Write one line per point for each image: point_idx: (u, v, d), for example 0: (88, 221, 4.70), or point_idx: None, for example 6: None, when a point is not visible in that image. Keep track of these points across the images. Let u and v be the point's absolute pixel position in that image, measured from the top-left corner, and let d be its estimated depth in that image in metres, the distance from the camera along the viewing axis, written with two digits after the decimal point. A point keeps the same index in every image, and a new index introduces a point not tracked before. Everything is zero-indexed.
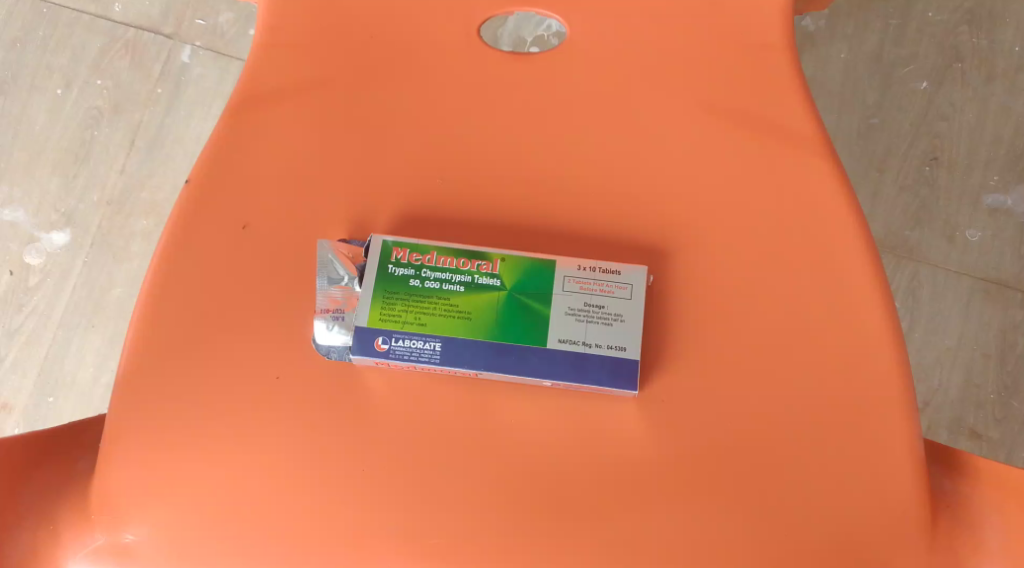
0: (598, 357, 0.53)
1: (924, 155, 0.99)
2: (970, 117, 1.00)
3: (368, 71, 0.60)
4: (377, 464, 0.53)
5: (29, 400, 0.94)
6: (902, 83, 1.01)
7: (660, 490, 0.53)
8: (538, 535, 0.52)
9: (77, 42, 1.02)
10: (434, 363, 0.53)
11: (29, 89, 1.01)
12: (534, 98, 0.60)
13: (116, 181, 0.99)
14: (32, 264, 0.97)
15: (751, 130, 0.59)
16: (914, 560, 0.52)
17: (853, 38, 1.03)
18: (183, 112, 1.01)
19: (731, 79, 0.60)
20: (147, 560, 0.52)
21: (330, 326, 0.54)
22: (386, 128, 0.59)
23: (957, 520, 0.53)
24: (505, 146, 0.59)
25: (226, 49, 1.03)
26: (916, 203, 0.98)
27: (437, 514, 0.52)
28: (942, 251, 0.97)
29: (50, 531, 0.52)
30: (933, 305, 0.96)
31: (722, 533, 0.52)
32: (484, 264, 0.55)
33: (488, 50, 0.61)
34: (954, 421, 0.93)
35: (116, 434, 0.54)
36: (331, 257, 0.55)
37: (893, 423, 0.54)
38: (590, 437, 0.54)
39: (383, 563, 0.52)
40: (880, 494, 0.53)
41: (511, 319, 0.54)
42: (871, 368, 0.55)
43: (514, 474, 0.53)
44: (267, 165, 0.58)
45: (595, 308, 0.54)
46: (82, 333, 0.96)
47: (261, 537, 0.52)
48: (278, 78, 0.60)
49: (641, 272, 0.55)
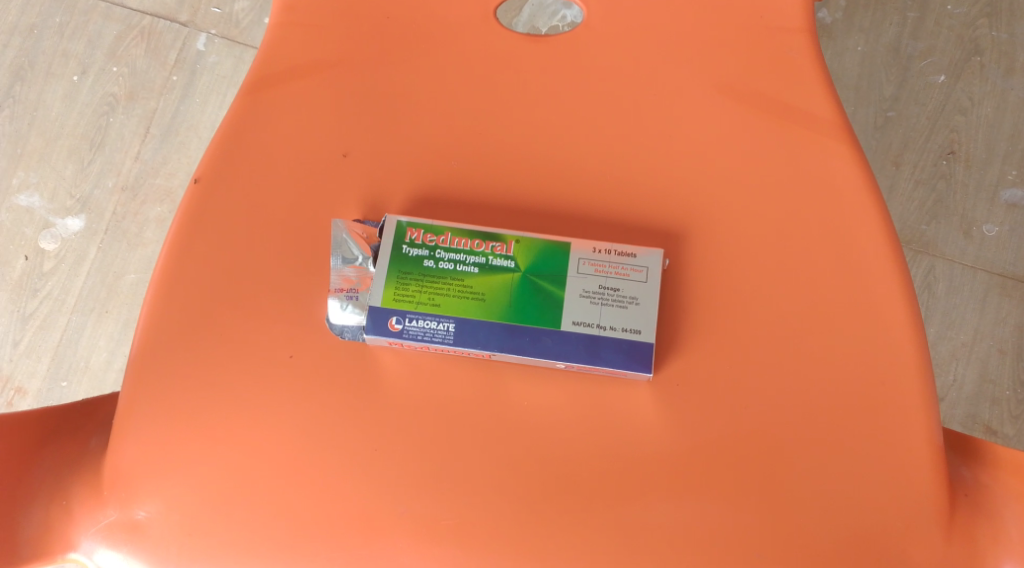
0: (613, 339, 0.53)
1: (942, 149, 0.98)
2: (989, 111, 0.99)
3: (383, 52, 0.60)
4: (389, 445, 0.53)
5: (43, 384, 0.94)
6: (920, 76, 1.00)
7: (675, 475, 0.52)
8: (549, 518, 0.52)
9: (93, 30, 1.02)
10: (447, 344, 0.53)
11: (45, 75, 1.01)
12: (549, 80, 0.60)
13: (131, 167, 1.00)
14: (47, 249, 0.97)
15: (769, 115, 0.58)
16: (932, 548, 0.51)
17: (871, 31, 1.02)
18: (197, 100, 1.02)
19: (749, 63, 0.60)
20: (160, 537, 0.52)
21: (344, 306, 0.54)
22: (401, 110, 0.59)
23: (974, 509, 0.52)
24: (520, 128, 0.59)
25: (240, 37, 1.03)
26: (933, 197, 0.97)
27: (449, 496, 0.52)
28: (959, 246, 0.96)
29: (64, 506, 0.52)
30: (950, 299, 0.95)
31: (737, 518, 0.52)
32: (498, 245, 0.54)
33: (504, 32, 0.61)
34: (969, 417, 0.92)
35: (129, 412, 0.54)
36: (345, 237, 0.55)
37: (910, 410, 0.53)
38: (604, 421, 0.53)
39: (395, 544, 0.51)
40: (897, 482, 0.52)
41: (525, 301, 0.53)
42: (888, 354, 0.54)
43: (527, 457, 0.53)
44: (281, 145, 0.58)
45: (610, 291, 0.54)
46: (95, 319, 0.96)
47: (273, 517, 0.52)
48: (293, 59, 0.60)
49: (657, 255, 0.55)
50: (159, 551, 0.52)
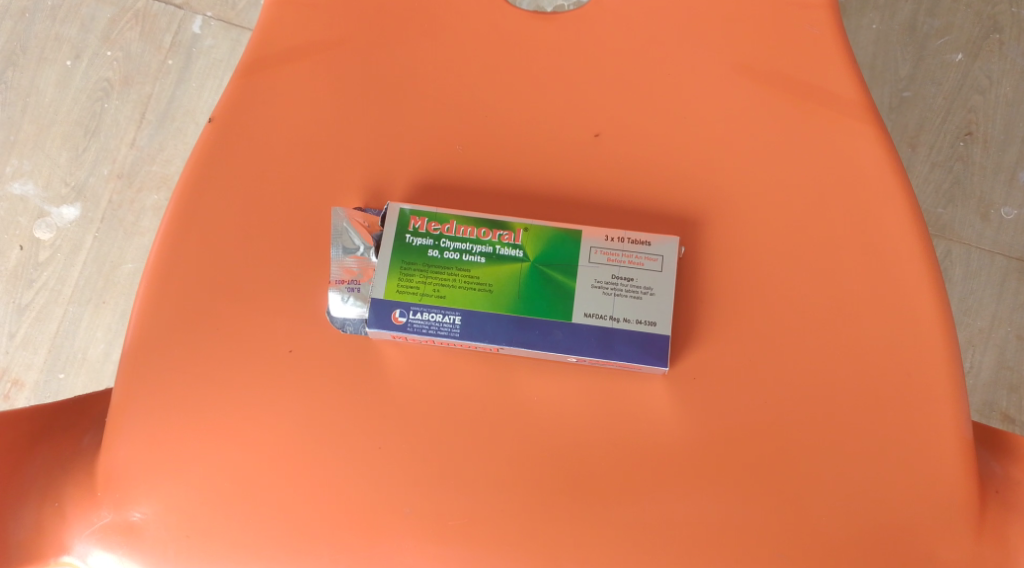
0: (627, 332, 0.51)
1: (958, 130, 0.95)
2: (1008, 90, 0.95)
3: (385, 31, 0.57)
4: (393, 443, 0.51)
5: (40, 376, 0.92)
6: (937, 55, 0.97)
7: (691, 472, 0.50)
8: (560, 518, 0.50)
9: (86, 12, 0.99)
10: (453, 337, 0.51)
11: (38, 60, 0.98)
12: (558, 60, 0.57)
13: (126, 154, 0.97)
14: (42, 239, 0.95)
15: (789, 96, 0.56)
16: (960, 549, 0.49)
17: (885, 8, 0.98)
18: (194, 84, 0.99)
19: (768, 40, 0.57)
20: (156, 539, 0.50)
21: (346, 298, 0.51)
22: (404, 92, 0.56)
23: (1003, 507, 0.50)
24: (529, 111, 0.56)
25: (237, 20, 1.01)
26: (949, 180, 0.94)
27: (456, 496, 0.50)
28: (976, 230, 0.93)
29: (56, 509, 0.50)
30: (967, 285, 0.92)
31: (755, 517, 0.50)
32: (505, 234, 0.52)
33: (511, 10, 0.58)
34: (986, 405, 0.90)
35: (123, 409, 0.52)
36: (345, 226, 0.53)
37: (940, 404, 0.51)
38: (619, 417, 0.51)
39: (400, 547, 0.50)
40: (924, 479, 0.50)
41: (535, 292, 0.51)
42: (914, 345, 0.52)
43: (538, 454, 0.51)
44: (280, 130, 0.56)
45: (624, 281, 0.51)
46: (92, 309, 0.94)
47: (273, 519, 0.50)
48: (290, 39, 0.57)
49: (672, 243, 0.52)
50: (156, 554, 0.50)
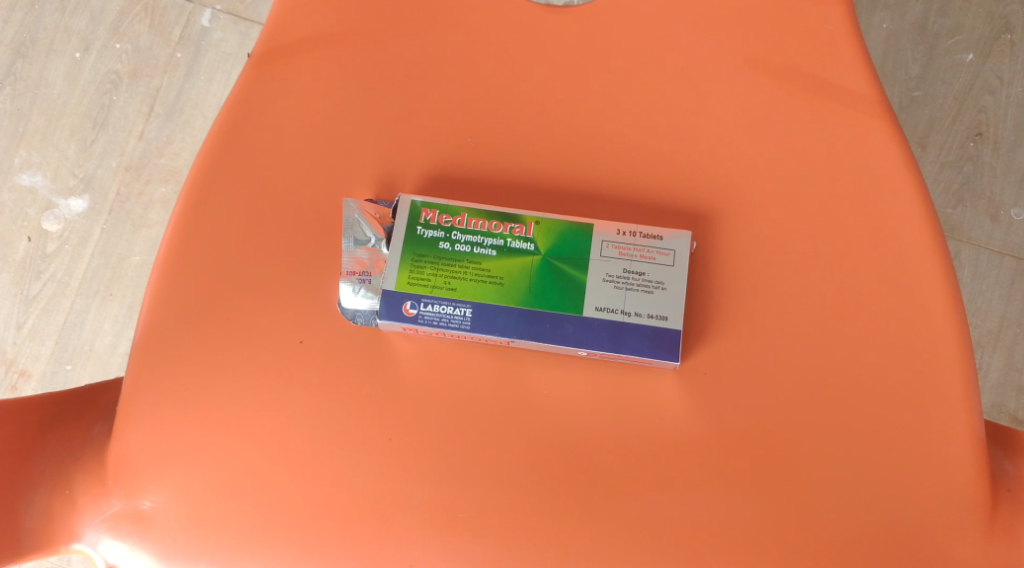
0: (638, 326, 0.50)
1: (969, 130, 0.94)
2: (1019, 90, 0.95)
3: (398, 24, 0.57)
4: (404, 436, 0.51)
5: (47, 367, 0.93)
6: (948, 55, 0.96)
7: (702, 468, 0.50)
8: (570, 513, 0.50)
9: (96, 5, 0.99)
10: (464, 329, 0.51)
11: (47, 52, 0.98)
12: (571, 54, 0.57)
13: (135, 147, 0.97)
14: (50, 230, 0.95)
15: (803, 93, 0.55)
16: (971, 546, 0.49)
17: (896, 8, 0.97)
18: (203, 78, 0.99)
19: (784, 36, 0.56)
20: (165, 528, 0.50)
21: (357, 290, 0.51)
22: (416, 85, 0.56)
23: (1015, 507, 0.50)
24: (542, 104, 0.56)
25: (246, 14, 1.01)
26: (959, 180, 0.94)
27: (466, 489, 0.50)
28: (985, 231, 0.93)
29: (66, 497, 0.50)
30: (976, 286, 0.91)
31: (765, 512, 0.50)
32: (517, 227, 0.52)
33: (524, 3, 0.58)
34: (994, 407, 0.89)
35: (133, 399, 0.52)
36: (357, 217, 0.52)
37: (953, 402, 0.51)
38: (629, 412, 0.51)
39: (408, 539, 0.49)
40: (936, 477, 0.50)
41: (546, 286, 0.51)
42: (927, 343, 0.51)
43: (548, 448, 0.51)
44: (293, 122, 0.56)
45: (636, 275, 0.51)
46: (100, 302, 0.94)
47: (282, 510, 0.50)
48: (303, 30, 0.57)
49: (685, 238, 0.52)
50: (165, 543, 0.50)
